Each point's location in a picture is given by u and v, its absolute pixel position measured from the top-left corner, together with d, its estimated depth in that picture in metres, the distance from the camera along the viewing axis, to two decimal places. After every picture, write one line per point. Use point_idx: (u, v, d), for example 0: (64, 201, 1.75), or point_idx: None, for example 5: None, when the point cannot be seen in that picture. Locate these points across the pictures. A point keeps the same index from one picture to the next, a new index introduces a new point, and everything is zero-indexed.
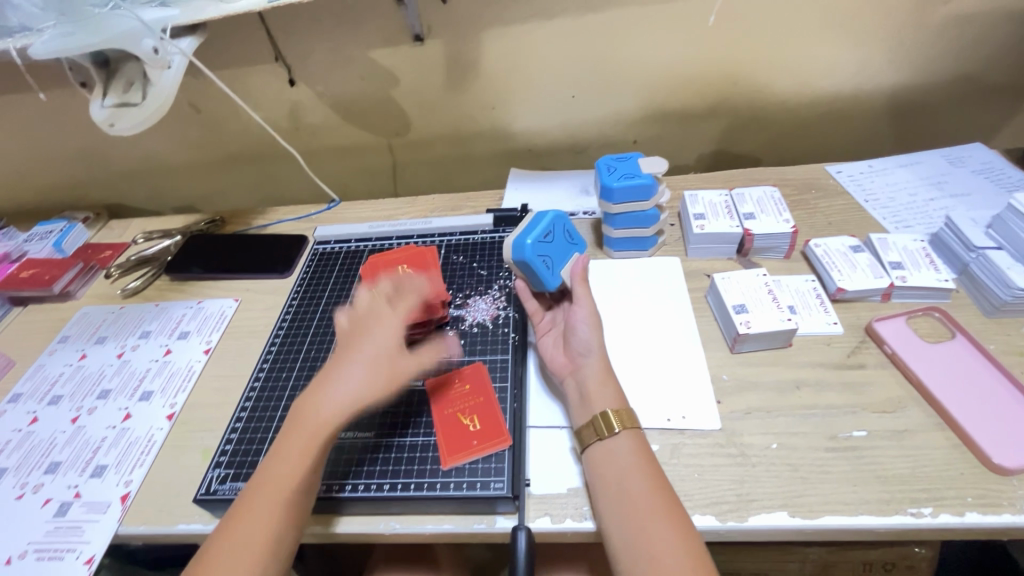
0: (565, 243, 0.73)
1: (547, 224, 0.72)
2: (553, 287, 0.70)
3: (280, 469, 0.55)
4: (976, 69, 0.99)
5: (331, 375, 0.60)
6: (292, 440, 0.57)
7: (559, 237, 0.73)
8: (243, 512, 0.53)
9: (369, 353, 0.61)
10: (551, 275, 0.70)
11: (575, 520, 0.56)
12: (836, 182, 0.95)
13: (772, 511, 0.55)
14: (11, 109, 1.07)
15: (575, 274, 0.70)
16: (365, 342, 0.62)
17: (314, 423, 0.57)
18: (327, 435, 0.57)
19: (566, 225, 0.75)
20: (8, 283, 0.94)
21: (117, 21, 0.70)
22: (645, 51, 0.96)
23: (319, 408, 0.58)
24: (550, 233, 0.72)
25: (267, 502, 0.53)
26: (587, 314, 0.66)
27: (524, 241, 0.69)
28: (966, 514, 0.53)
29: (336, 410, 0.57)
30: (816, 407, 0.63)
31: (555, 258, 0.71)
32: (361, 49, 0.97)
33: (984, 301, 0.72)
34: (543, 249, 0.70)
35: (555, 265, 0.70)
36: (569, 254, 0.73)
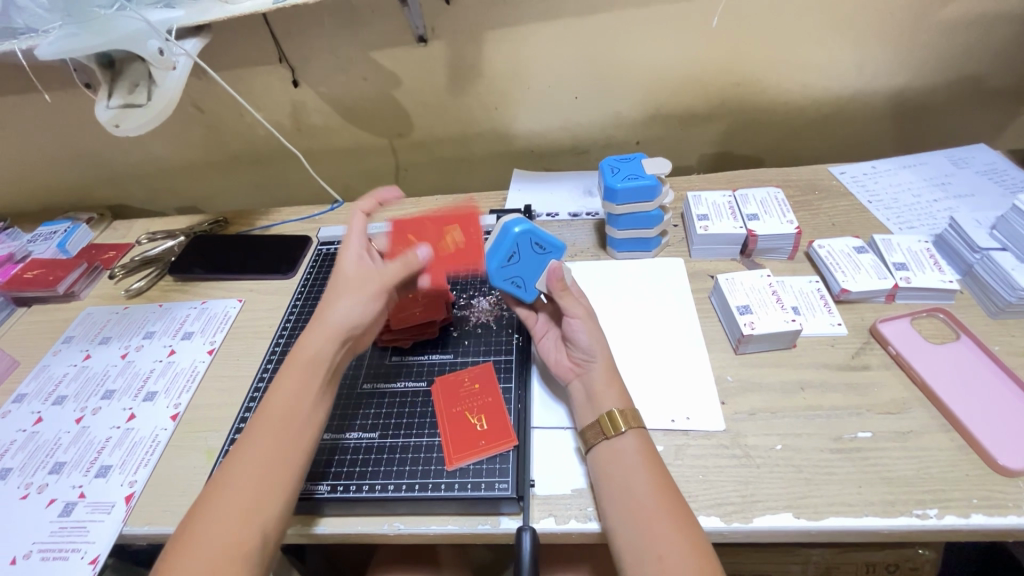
0: (535, 255, 0.66)
1: (510, 245, 0.65)
2: (531, 300, 0.69)
3: (256, 452, 0.53)
4: (979, 71, 0.99)
5: (295, 360, 0.58)
6: (258, 427, 0.54)
7: (527, 253, 0.66)
8: (218, 494, 0.50)
9: (331, 324, 0.60)
10: (524, 292, 0.68)
11: (580, 521, 0.56)
12: (839, 183, 0.95)
13: (777, 512, 0.55)
14: (15, 110, 1.07)
15: (551, 290, 0.65)
16: (326, 315, 0.61)
17: (275, 411, 0.55)
18: (300, 416, 0.55)
19: (536, 234, 0.65)
20: (12, 284, 0.94)
21: (123, 23, 0.70)
22: (648, 52, 0.96)
23: (279, 397, 0.55)
24: (516, 253, 0.66)
25: (248, 477, 0.51)
26: (582, 317, 0.64)
27: (489, 270, 0.66)
28: (971, 516, 0.53)
29: (303, 379, 0.57)
30: (821, 408, 0.63)
31: (527, 275, 0.67)
32: (364, 51, 0.97)
33: (988, 302, 0.71)
34: (510, 271, 0.67)
35: (528, 282, 0.68)
36: (544, 264, 0.67)
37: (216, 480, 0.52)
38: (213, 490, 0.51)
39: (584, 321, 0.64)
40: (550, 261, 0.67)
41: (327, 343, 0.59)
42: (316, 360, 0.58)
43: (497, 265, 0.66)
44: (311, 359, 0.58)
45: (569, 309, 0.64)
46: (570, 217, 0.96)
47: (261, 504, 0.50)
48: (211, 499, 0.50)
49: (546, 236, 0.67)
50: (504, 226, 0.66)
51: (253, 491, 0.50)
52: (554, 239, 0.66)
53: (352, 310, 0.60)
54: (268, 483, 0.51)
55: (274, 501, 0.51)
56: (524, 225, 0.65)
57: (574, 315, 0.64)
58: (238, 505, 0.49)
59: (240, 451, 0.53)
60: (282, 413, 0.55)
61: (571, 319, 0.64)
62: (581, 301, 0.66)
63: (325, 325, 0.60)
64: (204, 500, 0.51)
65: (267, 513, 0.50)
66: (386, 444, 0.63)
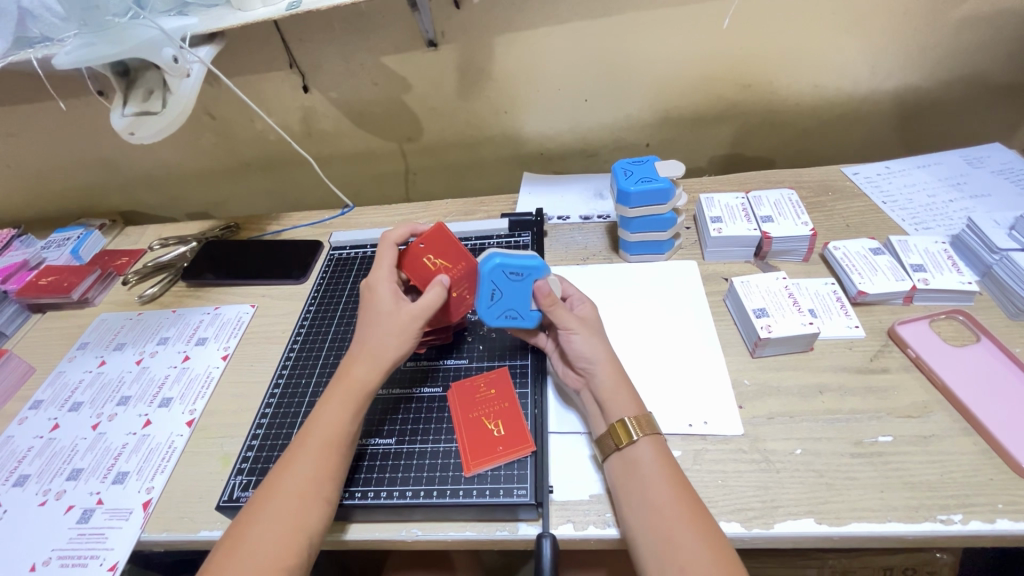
0: (517, 283, 0.65)
1: (488, 285, 0.65)
2: (535, 322, 0.67)
3: (299, 472, 0.55)
4: (994, 69, 0.98)
5: (335, 386, 0.60)
6: (297, 457, 0.56)
7: (507, 284, 0.65)
8: (260, 513, 0.52)
9: (371, 350, 0.61)
10: (525, 319, 0.67)
11: (599, 527, 0.56)
12: (853, 183, 0.94)
13: (798, 518, 0.54)
14: (28, 118, 1.08)
15: (542, 307, 0.64)
16: (363, 340, 0.62)
17: (315, 444, 0.56)
18: (339, 439, 0.57)
19: (507, 263, 0.64)
20: (27, 291, 0.95)
21: (138, 31, 0.71)
22: (659, 54, 0.96)
23: (316, 430, 0.57)
24: (497, 289, 0.65)
25: (290, 499, 0.53)
26: (579, 331, 0.63)
27: (481, 314, 0.67)
28: (996, 521, 0.52)
29: (344, 407, 0.59)
30: (840, 412, 0.63)
31: (518, 304, 0.66)
32: (375, 56, 0.97)
33: (1008, 303, 0.71)
34: (502, 307, 0.66)
35: (522, 309, 0.66)
36: (529, 287, 0.65)
37: (255, 499, 0.54)
38: (252, 507, 0.53)
39: (582, 334, 0.63)
40: (535, 282, 0.65)
41: (362, 372, 0.60)
42: (357, 389, 0.60)
43: (485, 307, 0.66)
44: (352, 386, 0.60)
45: (562, 323, 0.63)
46: (581, 220, 0.95)
47: (302, 522, 0.52)
48: (253, 512, 0.52)
49: (520, 260, 0.65)
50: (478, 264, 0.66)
51: (292, 510, 0.52)
52: (528, 261, 0.64)
53: (386, 339, 0.61)
54: (308, 503, 0.53)
55: (314, 520, 0.53)
56: (493, 259, 0.65)
57: (570, 328, 0.63)
58: (282, 526, 0.51)
59: (279, 471, 0.55)
60: (322, 435, 0.57)
61: (567, 333, 0.63)
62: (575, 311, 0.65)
63: (363, 353, 0.61)
64: (247, 512, 0.53)
65: (308, 533, 0.52)
66: (403, 450, 0.63)
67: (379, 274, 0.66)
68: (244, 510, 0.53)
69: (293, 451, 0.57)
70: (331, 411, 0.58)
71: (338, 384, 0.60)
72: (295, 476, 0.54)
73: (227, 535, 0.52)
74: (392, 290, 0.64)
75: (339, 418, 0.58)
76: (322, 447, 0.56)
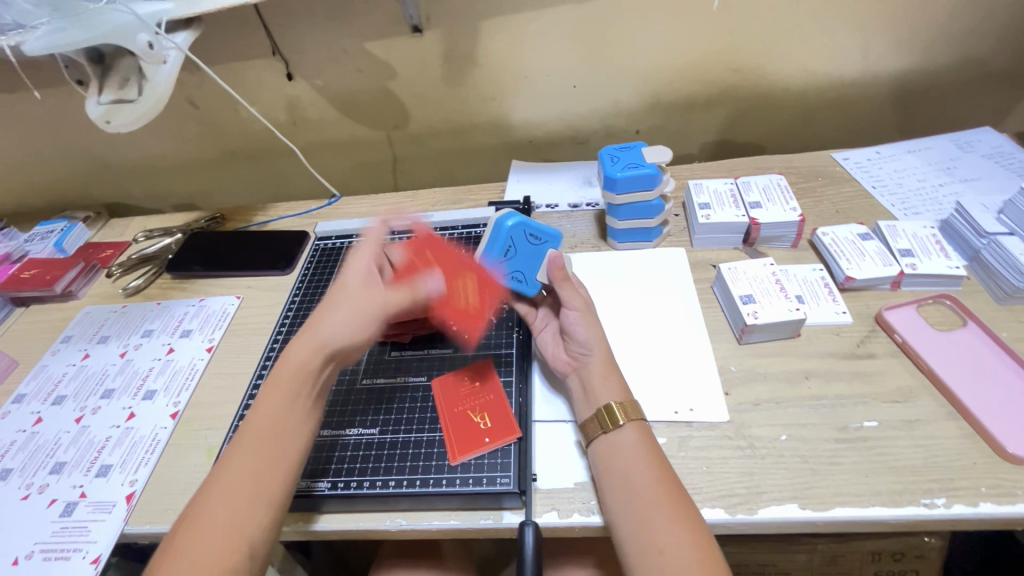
0: (533, 246, 0.66)
1: (506, 240, 0.65)
2: (532, 292, 0.68)
3: (239, 473, 0.51)
4: (986, 52, 0.97)
5: (275, 376, 0.56)
6: (254, 444, 0.52)
7: (523, 244, 0.66)
8: (199, 517, 0.48)
9: (317, 339, 0.57)
10: (526, 285, 0.68)
11: (582, 515, 0.55)
12: (843, 169, 0.94)
13: (782, 503, 0.54)
14: (7, 109, 1.06)
15: (552, 280, 0.65)
16: (314, 328, 0.59)
17: (273, 429, 0.53)
18: (271, 441, 0.53)
19: (529, 225, 0.66)
20: (9, 284, 0.94)
21: (112, 17, 0.69)
22: (647, 38, 0.94)
23: (275, 416, 0.54)
24: (511, 247, 0.66)
25: (238, 494, 0.49)
26: (579, 312, 0.63)
27: (488, 266, 0.67)
28: (979, 504, 0.52)
29: (281, 397, 0.55)
30: (826, 398, 0.62)
31: (526, 268, 0.67)
32: (358, 42, 0.96)
33: (995, 287, 0.70)
34: (510, 265, 0.67)
35: (528, 274, 0.67)
36: (542, 254, 0.67)
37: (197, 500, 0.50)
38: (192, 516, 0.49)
39: (582, 316, 0.63)
40: (549, 250, 0.67)
41: (301, 357, 0.57)
42: (295, 374, 0.56)
43: (493, 260, 0.66)
44: (290, 374, 0.56)
45: (567, 300, 0.64)
46: (570, 208, 0.95)
47: (241, 526, 0.48)
48: (194, 519, 0.48)
49: (540, 226, 0.67)
50: (498, 221, 0.66)
51: (231, 513, 0.48)
52: (548, 229, 0.66)
53: (344, 330, 0.58)
54: (257, 499, 0.50)
55: (251, 525, 0.49)
56: (515, 218, 0.65)
57: (572, 306, 0.64)
58: (221, 522, 0.48)
59: (224, 464, 0.51)
60: (256, 429, 0.53)
61: (568, 312, 0.63)
62: (580, 292, 0.66)
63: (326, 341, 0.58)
64: (188, 518, 0.49)
65: (246, 534, 0.48)
66: (386, 440, 0.62)
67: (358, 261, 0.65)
68: (194, 504, 0.50)
69: (246, 441, 0.53)
70: (267, 403, 0.54)
71: (294, 369, 0.56)
72: (235, 477, 0.50)
73: (167, 539, 0.48)
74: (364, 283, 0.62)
75: (274, 410, 0.54)
76: (264, 445, 0.52)
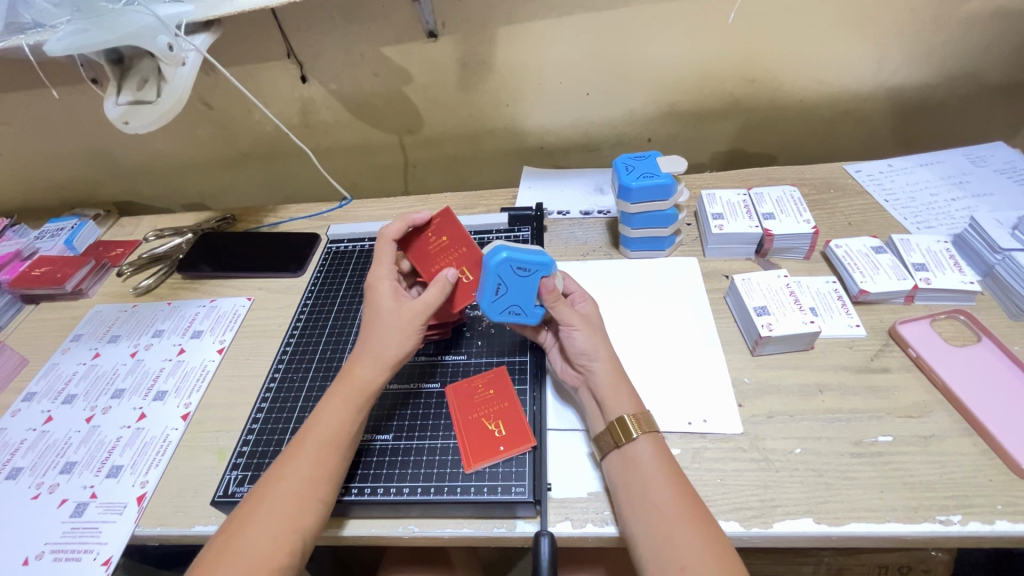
0: (523, 279, 0.62)
1: (494, 278, 0.62)
2: (536, 321, 0.65)
3: (296, 472, 0.54)
4: (998, 67, 0.97)
5: (338, 384, 0.60)
6: (302, 449, 0.56)
7: (513, 279, 0.62)
8: (256, 508, 0.52)
9: (373, 351, 0.60)
10: (527, 316, 0.65)
11: (597, 525, 0.55)
12: (855, 181, 0.94)
13: (797, 517, 0.54)
14: (21, 106, 1.06)
15: (545, 303, 0.64)
16: (367, 341, 0.62)
17: (319, 440, 0.56)
18: (326, 448, 0.56)
19: (515, 257, 0.61)
20: (20, 281, 0.94)
21: (132, 18, 0.69)
22: (662, 48, 0.95)
23: (319, 427, 0.57)
24: (502, 283, 0.62)
25: (285, 497, 0.52)
26: (579, 325, 0.63)
27: (483, 308, 0.64)
28: (995, 522, 0.52)
29: (344, 406, 0.58)
30: (840, 412, 0.62)
31: (523, 300, 0.64)
32: (373, 46, 0.96)
33: (1009, 304, 0.70)
34: (505, 301, 0.64)
35: (526, 305, 0.64)
36: (535, 284, 0.63)
37: (256, 492, 0.54)
38: (246, 510, 0.52)
39: (583, 330, 0.63)
40: (541, 279, 0.63)
41: (364, 372, 0.60)
42: (359, 388, 0.59)
43: (487, 300, 0.64)
44: (353, 386, 0.59)
45: (565, 319, 0.63)
46: (581, 215, 0.95)
47: (296, 525, 0.51)
48: (247, 511, 0.52)
49: (529, 255, 0.62)
50: (484, 256, 0.63)
51: (289, 511, 0.52)
52: (536, 257, 0.62)
53: (389, 338, 0.60)
54: (303, 502, 0.52)
55: (304, 525, 0.52)
56: (502, 252, 0.61)
57: (571, 324, 0.63)
58: (277, 518, 0.51)
59: (278, 467, 0.55)
60: (321, 434, 0.57)
61: (568, 329, 0.63)
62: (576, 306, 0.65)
63: (366, 351, 0.61)
64: (243, 510, 0.52)
65: (302, 533, 0.51)
66: (400, 446, 0.62)
67: (379, 270, 0.66)
68: (242, 505, 0.53)
69: (294, 448, 0.56)
70: (331, 411, 0.58)
71: (339, 382, 0.60)
72: (292, 475, 0.54)
73: (213, 542, 0.51)
74: (394, 292, 0.64)
75: (337, 420, 0.57)
76: (319, 449, 0.56)
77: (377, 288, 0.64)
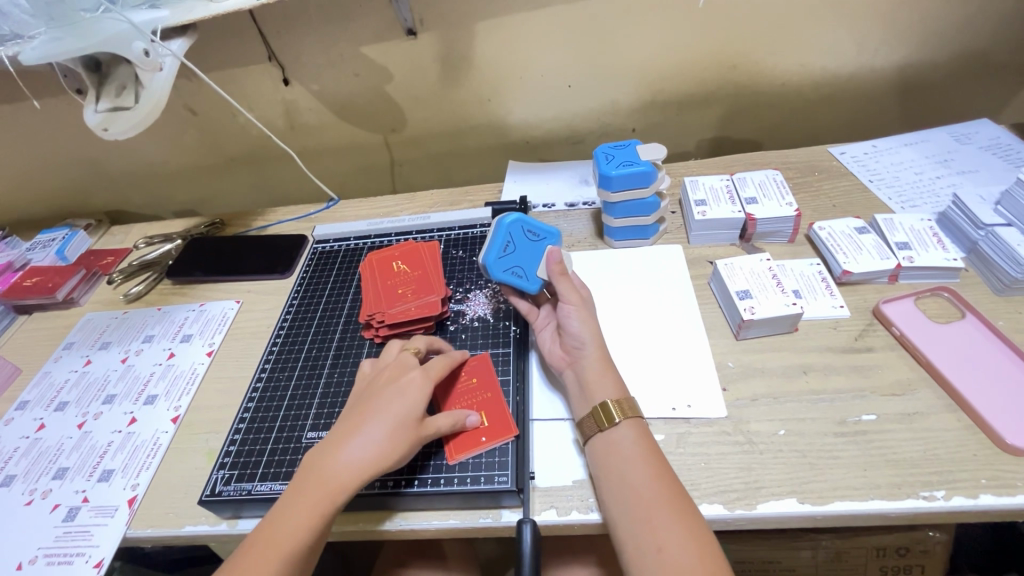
0: (532, 242, 0.70)
1: (505, 235, 0.69)
2: (534, 289, 0.68)
3: (303, 511, 0.52)
4: (981, 42, 0.96)
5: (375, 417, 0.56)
6: (319, 493, 0.53)
7: (523, 240, 0.69)
8: (259, 542, 0.51)
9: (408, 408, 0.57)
10: (528, 282, 0.68)
11: (581, 512, 0.56)
12: (840, 163, 0.93)
13: (781, 498, 0.54)
14: (8, 119, 1.07)
15: (551, 274, 0.66)
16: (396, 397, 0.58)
17: (335, 483, 0.53)
18: (344, 496, 0.53)
19: (526, 222, 0.70)
20: (11, 292, 0.95)
21: (108, 25, 0.70)
22: (641, 37, 0.95)
23: (339, 463, 0.54)
24: (511, 241, 0.69)
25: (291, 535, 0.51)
26: (576, 306, 0.64)
27: (487, 265, 0.67)
28: (979, 496, 0.52)
29: (380, 447, 0.55)
30: (824, 392, 0.62)
31: (526, 263, 0.68)
32: (353, 47, 0.96)
33: (994, 279, 0.70)
34: (510, 260, 0.68)
35: (529, 270, 0.68)
36: (541, 251, 0.69)
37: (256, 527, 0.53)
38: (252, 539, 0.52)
39: (578, 309, 0.64)
40: (547, 247, 0.70)
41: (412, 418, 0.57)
42: (406, 428, 0.56)
43: (494, 256, 0.67)
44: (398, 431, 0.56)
45: (564, 294, 0.64)
46: (566, 207, 0.95)
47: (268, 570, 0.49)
48: (249, 547, 0.51)
49: (538, 225, 0.71)
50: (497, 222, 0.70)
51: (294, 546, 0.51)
52: (545, 226, 0.71)
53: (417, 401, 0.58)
54: (309, 543, 0.51)
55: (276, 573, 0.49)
56: (514, 217, 0.70)
57: (569, 301, 0.64)
58: (273, 560, 0.50)
59: (289, 505, 0.53)
60: (341, 478, 0.53)
61: (565, 306, 0.64)
62: (577, 287, 0.66)
63: (401, 405, 0.57)
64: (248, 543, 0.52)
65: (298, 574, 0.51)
66: None
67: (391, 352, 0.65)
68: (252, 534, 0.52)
69: (311, 483, 0.53)
70: (360, 449, 0.54)
71: (374, 421, 0.56)
72: (300, 514, 0.52)
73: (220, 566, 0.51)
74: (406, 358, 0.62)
75: (367, 459, 0.54)
76: (332, 494, 0.53)
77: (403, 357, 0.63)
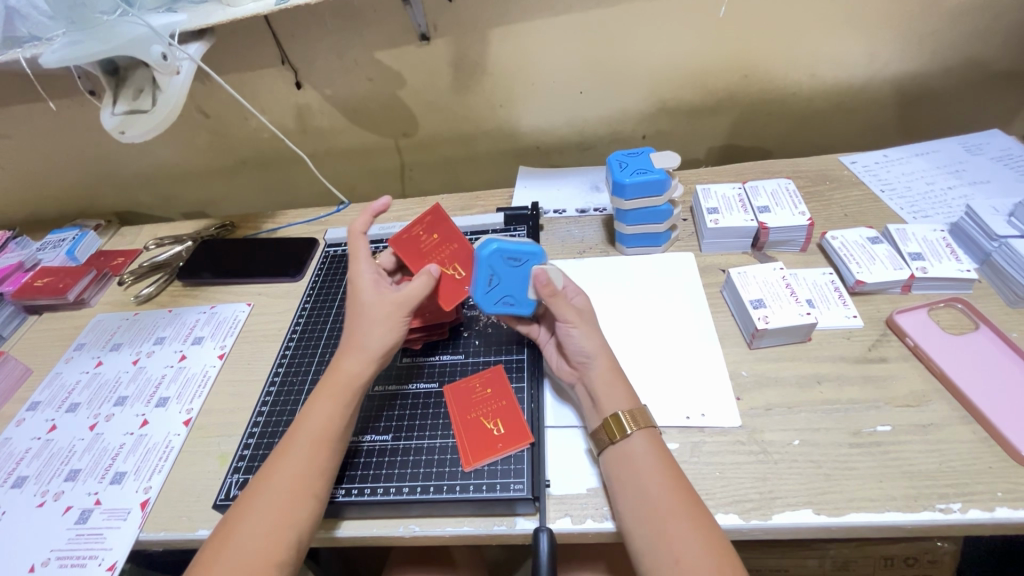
0: (516, 268, 0.65)
1: (486, 270, 0.64)
2: (530, 311, 0.67)
3: (290, 466, 0.54)
4: (993, 53, 0.96)
5: (326, 380, 0.60)
6: (290, 448, 0.56)
7: (505, 269, 0.64)
8: (252, 504, 0.52)
9: (359, 345, 0.61)
10: (521, 307, 0.66)
11: (596, 521, 0.55)
12: (851, 173, 0.94)
13: (796, 508, 0.54)
14: (21, 120, 1.08)
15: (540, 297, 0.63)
16: (352, 333, 0.62)
17: (310, 435, 0.57)
18: (323, 449, 0.56)
19: (505, 248, 0.64)
20: (22, 292, 0.95)
21: (127, 29, 0.71)
22: (654, 44, 0.95)
23: (308, 420, 0.58)
24: (494, 274, 0.64)
25: (280, 492, 0.53)
26: (578, 321, 0.63)
27: (478, 300, 0.66)
28: (995, 509, 0.52)
29: (334, 402, 0.58)
30: (838, 402, 0.62)
31: (515, 290, 0.65)
32: (366, 51, 0.96)
33: (1007, 290, 0.70)
34: (498, 293, 0.65)
35: (519, 296, 0.66)
36: (526, 274, 0.65)
37: (261, 474, 0.55)
38: (243, 503, 0.53)
39: (580, 327, 0.62)
40: (532, 268, 0.64)
41: (352, 365, 0.60)
42: (345, 382, 0.59)
43: (481, 293, 0.65)
44: (341, 381, 0.60)
45: (561, 315, 0.62)
46: (577, 213, 0.95)
47: (297, 507, 0.52)
48: (243, 509, 0.53)
49: (519, 246, 0.64)
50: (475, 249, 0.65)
51: (285, 501, 0.52)
52: (526, 247, 0.64)
53: (374, 332, 0.61)
54: (297, 494, 0.53)
55: (306, 507, 0.53)
56: (491, 244, 0.64)
57: (569, 321, 0.62)
58: (268, 517, 0.51)
59: (269, 466, 0.55)
60: (310, 430, 0.57)
61: (565, 325, 0.62)
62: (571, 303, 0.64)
63: (353, 346, 0.61)
64: (241, 504, 0.53)
65: (297, 526, 0.52)
66: (399, 446, 0.63)
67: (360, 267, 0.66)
68: (239, 500, 0.54)
69: (286, 442, 0.57)
70: (320, 406, 0.58)
71: (327, 380, 0.60)
72: (286, 467, 0.55)
73: (216, 533, 0.52)
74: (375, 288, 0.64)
75: (326, 412, 0.58)
76: (311, 443, 0.56)
77: (357, 282, 0.65)
